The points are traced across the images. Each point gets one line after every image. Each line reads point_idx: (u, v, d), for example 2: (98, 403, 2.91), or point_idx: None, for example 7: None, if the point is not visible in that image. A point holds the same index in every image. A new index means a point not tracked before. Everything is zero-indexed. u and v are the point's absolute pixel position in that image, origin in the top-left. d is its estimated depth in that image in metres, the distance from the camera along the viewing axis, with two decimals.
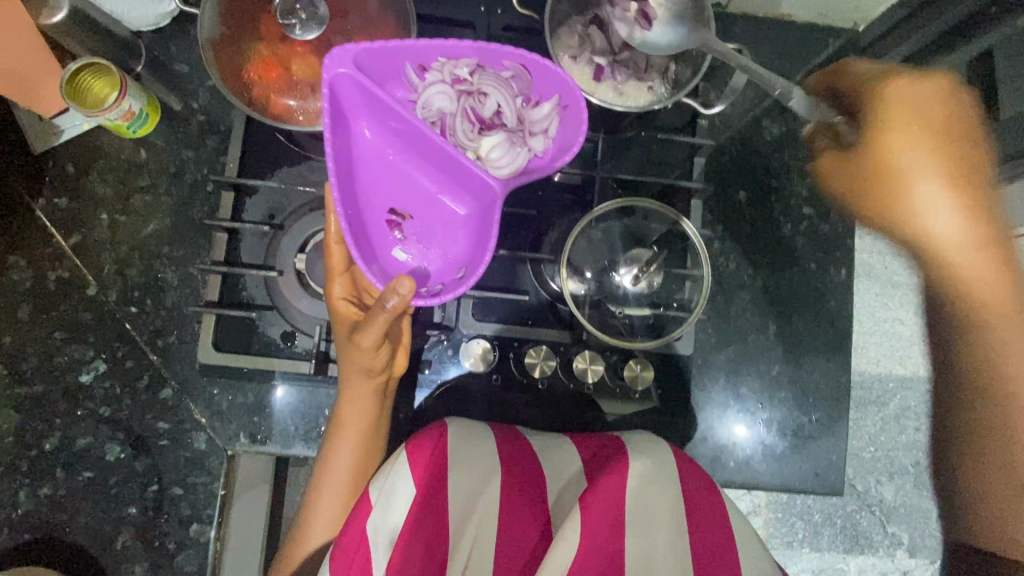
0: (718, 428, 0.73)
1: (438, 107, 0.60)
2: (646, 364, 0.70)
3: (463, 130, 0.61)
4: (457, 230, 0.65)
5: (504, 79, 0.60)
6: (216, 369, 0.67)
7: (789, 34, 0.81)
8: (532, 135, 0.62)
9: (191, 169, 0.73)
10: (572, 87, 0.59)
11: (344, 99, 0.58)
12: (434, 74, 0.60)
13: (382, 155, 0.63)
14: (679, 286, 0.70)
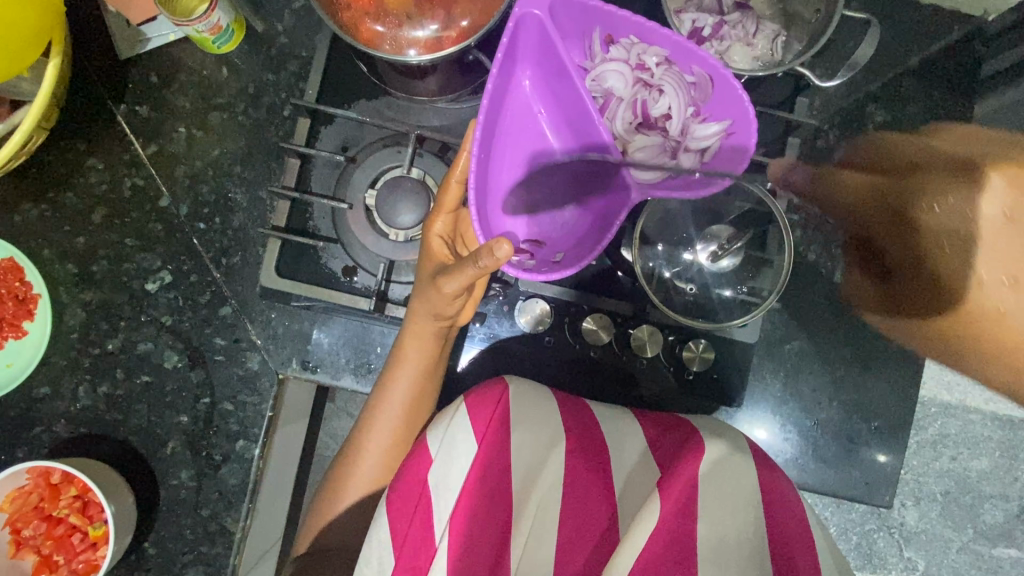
0: (771, 422, 0.71)
1: (608, 84, 0.63)
2: (707, 346, 0.68)
3: (623, 116, 0.65)
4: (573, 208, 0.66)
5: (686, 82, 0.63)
6: (277, 293, 0.68)
7: (910, 15, 0.74)
8: (684, 150, 0.65)
9: (270, 92, 0.72)
10: (749, 118, 0.60)
11: (525, 42, 0.60)
12: (619, 50, 0.63)
13: (535, 106, 0.65)
14: (754, 271, 0.66)
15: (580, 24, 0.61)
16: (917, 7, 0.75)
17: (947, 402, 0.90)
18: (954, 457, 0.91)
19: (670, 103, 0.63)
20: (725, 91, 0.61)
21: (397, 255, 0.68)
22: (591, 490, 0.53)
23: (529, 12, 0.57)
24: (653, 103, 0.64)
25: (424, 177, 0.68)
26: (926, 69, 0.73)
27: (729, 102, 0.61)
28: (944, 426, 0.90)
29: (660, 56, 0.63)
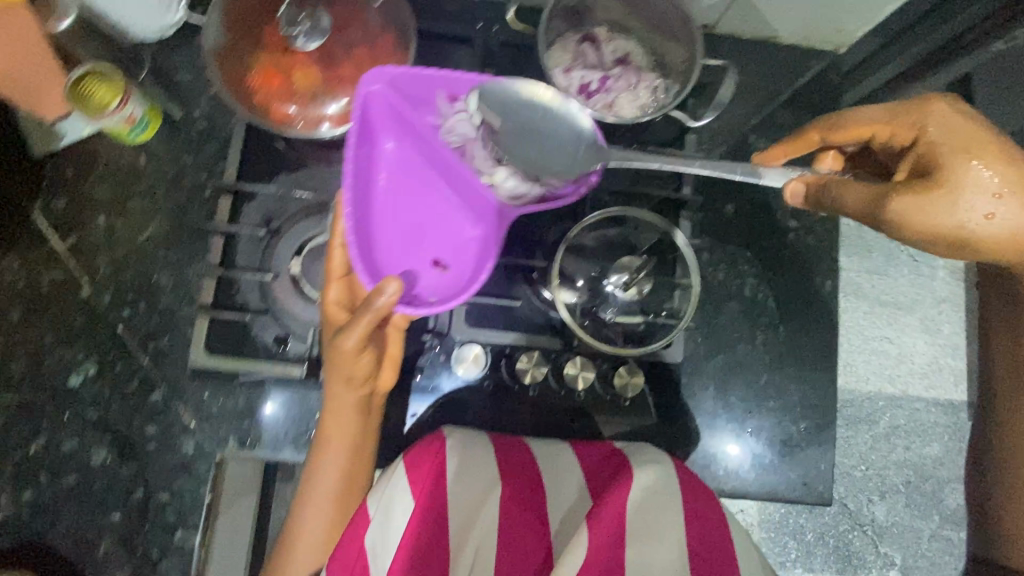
0: (711, 434, 0.74)
1: (460, 132, 0.61)
2: (634, 372, 0.71)
3: (481, 156, 0.62)
4: (463, 249, 0.67)
5: (534, 118, 0.59)
6: (210, 372, 0.68)
7: (774, 56, 0.85)
8: (551, 174, 0.62)
9: (190, 174, 0.73)
10: (597, 136, 0.58)
11: (376, 116, 0.61)
12: (465, 105, 0.59)
13: (406, 167, 0.66)
14: (668, 295, 0.72)
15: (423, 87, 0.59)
16: (781, 48, 0.85)
17: (891, 393, 0.95)
18: (908, 446, 0.94)
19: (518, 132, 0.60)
20: (571, 122, 0.58)
21: None
22: (532, 530, 0.54)
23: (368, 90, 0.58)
24: (499, 133, 0.59)
25: None
26: (795, 101, 0.83)
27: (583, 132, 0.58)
28: (893, 417, 0.94)
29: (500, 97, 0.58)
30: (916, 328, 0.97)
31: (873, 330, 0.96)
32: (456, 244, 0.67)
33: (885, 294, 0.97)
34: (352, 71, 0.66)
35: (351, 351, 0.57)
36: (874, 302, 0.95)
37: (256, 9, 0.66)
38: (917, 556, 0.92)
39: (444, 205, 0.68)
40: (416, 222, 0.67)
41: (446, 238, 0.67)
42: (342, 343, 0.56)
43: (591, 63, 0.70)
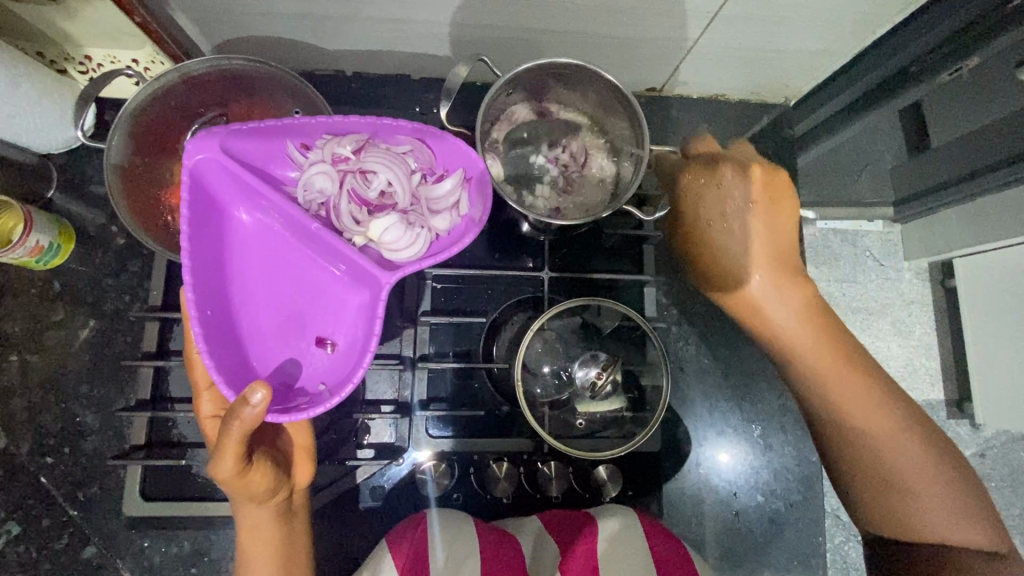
0: (707, 511, 0.72)
1: (319, 188, 0.56)
2: (613, 470, 0.67)
3: (349, 211, 0.57)
4: (349, 321, 0.59)
5: (397, 155, 0.57)
6: (148, 519, 0.62)
7: (723, 113, 0.84)
8: (433, 213, 0.58)
9: (112, 298, 0.67)
10: (473, 159, 0.57)
11: (215, 189, 0.54)
12: (317, 155, 0.56)
13: (265, 240, 0.58)
14: (637, 381, 0.68)
15: (265, 144, 0.55)
16: (727, 106, 0.84)
17: None
18: None
19: (386, 178, 0.56)
20: (443, 144, 0.57)
21: None
22: None
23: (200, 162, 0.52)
24: (367, 189, 0.57)
25: None
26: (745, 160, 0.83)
27: (455, 159, 0.58)
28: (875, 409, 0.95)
29: (358, 143, 0.57)
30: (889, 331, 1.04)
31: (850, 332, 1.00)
32: (340, 316, 0.59)
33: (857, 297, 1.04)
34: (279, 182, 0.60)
35: (239, 466, 0.52)
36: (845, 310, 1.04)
37: (168, 120, 0.59)
38: None
39: (316, 276, 0.59)
40: (285, 301, 0.58)
41: (325, 314, 0.59)
42: (219, 465, 0.50)
43: (552, 142, 0.67)
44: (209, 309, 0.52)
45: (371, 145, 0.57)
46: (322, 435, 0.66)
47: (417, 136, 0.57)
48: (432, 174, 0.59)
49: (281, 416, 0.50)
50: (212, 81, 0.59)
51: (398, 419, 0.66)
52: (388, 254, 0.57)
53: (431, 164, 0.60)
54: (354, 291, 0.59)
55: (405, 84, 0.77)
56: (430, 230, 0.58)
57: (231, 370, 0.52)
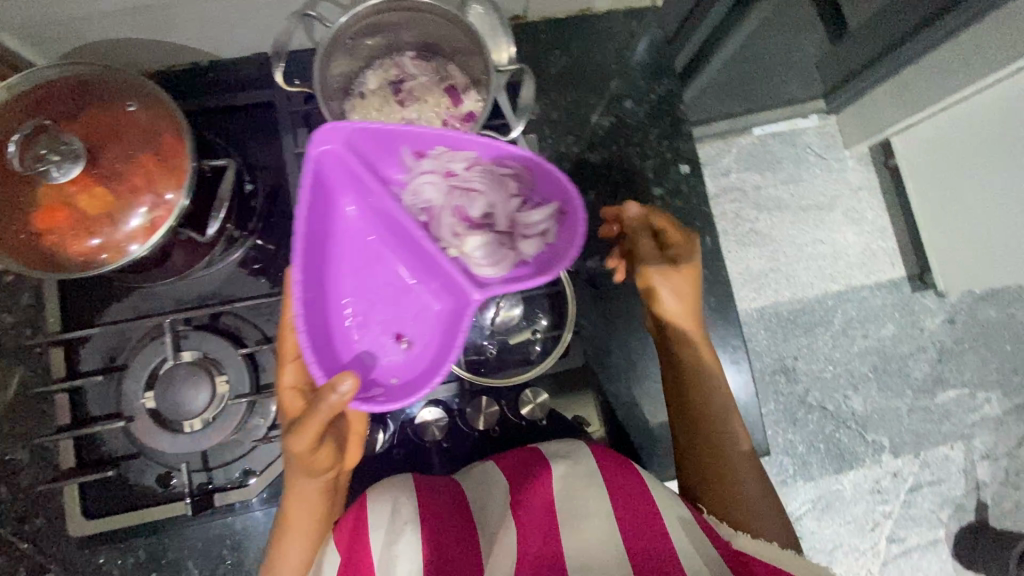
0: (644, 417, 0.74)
1: (426, 197, 0.57)
2: (540, 390, 0.68)
3: (450, 224, 0.59)
4: (429, 326, 0.59)
5: (500, 178, 0.58)
6: (95, 536, 0.63)
7: (596, 25, 0.82)
8: (525, 237, 0.59)
9: (13, 335, 0.67)
10: (572, 194, 0.56)
11: (330, 176, 0.55)
12: (429, 162, 0.56)
13: (361, 234, 0.60)
14: (544, 305, 0.70)
15: (385, 143, 0.55)
16: (597, 19, 0.82)
17: (840, 288, 1.33)
18: (862, 334, 1.32)
19: (491, 199, 0.58)
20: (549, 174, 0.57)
21: (200, 446, 0.62)
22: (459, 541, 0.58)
23: (322, 150, 0.53)
24: (472, 207, 0.59)
25: (198, 356, 0.63)
26: (629, 67, 0.81)
27: (557, 185, 0.58)
28: (843, 310, 1.32)
29: (469, 160, 0.57)
30: (844, 221, 1.36)
31: (802, 236, 1.34)
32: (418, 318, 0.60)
33: (789, 202, 1.35)
34: (145, 179, 0.59)
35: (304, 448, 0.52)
36: (795, 209, 1.35)
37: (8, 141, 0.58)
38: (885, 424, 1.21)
39: (411, 279, 0.61)
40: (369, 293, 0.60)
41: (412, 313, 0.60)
42: (298, 440, 0.51)
43: (414, 94, 0.65)
44: (312, 287, 0.53)
45: (479, 161, 0.57)
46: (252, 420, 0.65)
47: (525, 163, 0.57)
48: (531, 201, 0.60)
49: (364, 405, 0.50)
50: (52, 92, 0.59)
51: None
52: (480, 268, 0.58)
53: (530, 190, 0.60)
54: (448, 300, 0.59)
55: (263, 62, 0.74)
56: (518, 254, 0.59)
57: (325, 356, 0.53)
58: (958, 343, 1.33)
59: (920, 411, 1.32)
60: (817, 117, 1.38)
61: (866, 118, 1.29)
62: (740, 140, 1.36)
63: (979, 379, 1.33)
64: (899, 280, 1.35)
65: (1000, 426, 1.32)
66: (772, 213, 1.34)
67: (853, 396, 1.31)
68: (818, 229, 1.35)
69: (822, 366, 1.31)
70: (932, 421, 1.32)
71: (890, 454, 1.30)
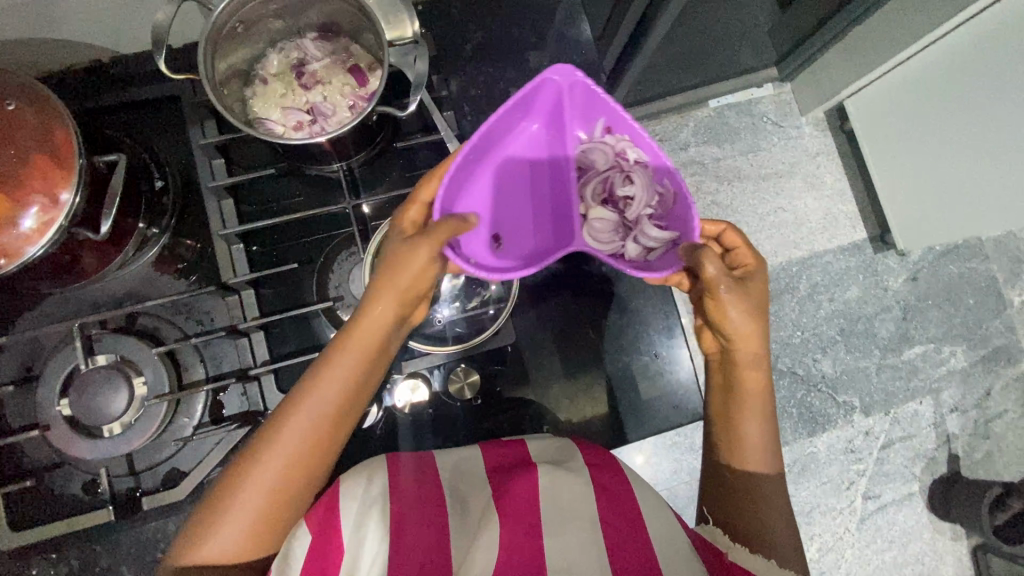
0: (580, 387, 0.75)
1: (592, 159, 0.64)
2: (469, 371, 0.70)
3: (594, 190, 0.64)
4: (520, 246, 0.67)
5: (653, 185, 0.62)
6: (22, 549, 0.61)
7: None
8: (637, 241, 0.63)
9: None
10: (695, 228, 0.59)
11: (541, 101, 0.63)
12: (611, 140, 0.64)
13: (540, 157, 0.67)
14: (473, 285, 0.71)
15: (591, 108, 0.63)
16: None
17: (800, 257, 1.23)
18: (828, 298, 1.21)
19: (635, 194, 0.62)
20: (687, 208, 0.61)
21: (121, 450, 0.61)
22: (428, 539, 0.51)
23: (548, 80, 0.61)
24: (620, 188, 0.63)
25: (113, 359, 0.62)
26: (545, 40, 0.81)
27: (679, 223, 0.62)
28: (809, 277, 1.21)
29: (642, 158, 0.62)
30: (804, 187, 1.25)
31: (766, 206, 1.24)
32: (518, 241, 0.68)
33: (748, 167, 1.25)
34: (36, 176, 0.55)
35: (402, 249, 0.54)
36: (757, 178, 1.24)
37: None
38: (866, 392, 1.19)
39: (539, 206, 0.69)
40: (505, 201, 0.67)
41: (514, 229, 0.67)
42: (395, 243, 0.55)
43: (316, 78, 0.64)
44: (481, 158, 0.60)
45: (643, 164, 0.63)
46: (176, 420, 0.64)
47: (675, 190, 0.61)
48: (660, 219, 0.63)
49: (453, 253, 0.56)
50: None
51: (246, 386, 0.65)
52: (584, 232, 0.65)
53: (665, 216, 0.63)
54: (552, 244, 0.68)
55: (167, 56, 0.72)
56: (624, 250, 0.64)
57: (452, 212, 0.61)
58: (923, 299, 1.22)
59: (889, 369, 1.20)
60: (772, 83, 1.27)
61: (821, 82, 1.17)
62: (697, 114, 1.24)
63: (960, 330, 1.21)
64: (861, 241, 1.24)
65: (969, 378, 1.20)
66: (733, 184, 1.24)
67: (823, 359, 1.20)
68: (779, 198, 1.24)
69: (790, 331, 1.20)
70: (901, 378, 1.20)
71: (862, 414, 1.18)
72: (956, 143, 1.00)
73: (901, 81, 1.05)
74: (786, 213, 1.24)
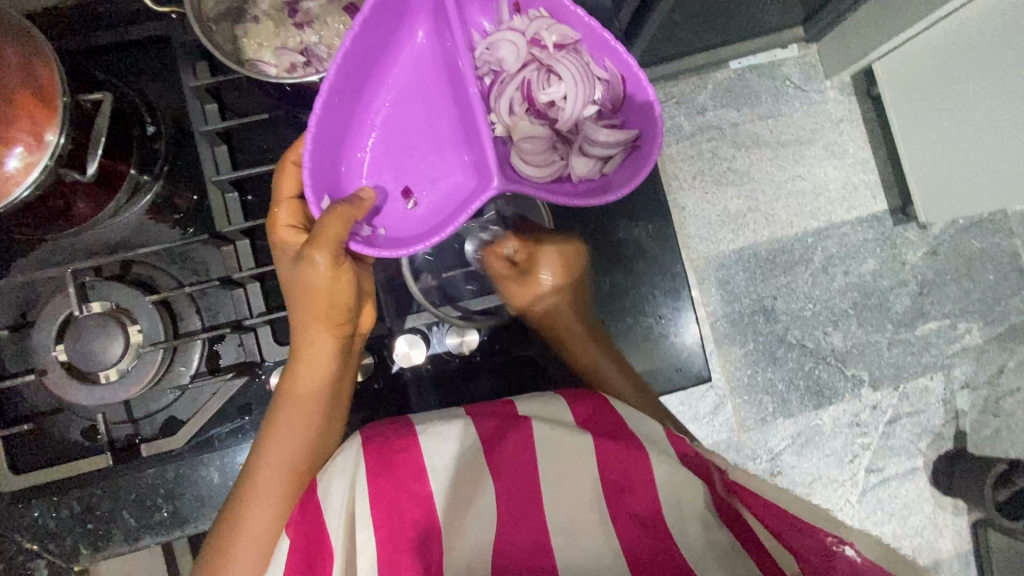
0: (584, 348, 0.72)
1: (501, 56, 0.60)
2: (468, 327, 0.68)
3: (513, 100, 0.62)
4: (439, 189, 0.61)
5: (586, 75, 0.59)
6: (26, 490, 0.62)
7: None
8: (580, 153, 0.62)
9: None
10: (654, 124, 0.58)
11: None
12: (520, 23, 0.60)
13: (430, 63, 0.62)
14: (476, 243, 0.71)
15: None
16: None
17: (817, 227, 1.18)
18: (841, 271, 1.17)
19: (567, 97, 0.60)
20: (641, 92, 0.59)
21: (118, 396, 0.60)
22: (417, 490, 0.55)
23: None
24: (542, 91, 0.61)
25: (107, 307, 0.61)
26: None
27: (631, 114, 0.61)
28: (824, 248, 1.17)
29: (563, 40, 0.60)
30: (825, 155, 1.20)
31: (784, 173, 1.19)
32: (435, 182, 0.62)
33: (767, 133, 1.19)
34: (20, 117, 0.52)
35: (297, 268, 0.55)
36: (776, 145, 1.19)
37: None
38: (878, 366, 1.17)
39: (445, 136, 0.62)
40: (404, 136, 0.62)
41: (423, 172, 0.62)
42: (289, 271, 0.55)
43: (308, 18, 0.61)
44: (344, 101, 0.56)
45: (577, 49, 0.61)
46: (172, 368, 0.64)
47: (619, 75, 0.60)
48: (604, 117, 0.62)
49: (363, 246, 0.54)
50: None
51: (242, 335, 0.65)
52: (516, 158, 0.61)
53: (614, 112, 0.62)
54: (471, 176, 0.61)
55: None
56: (566, 167, 0.62)
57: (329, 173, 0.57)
58: (941, 274, 1.18)
59: (901, 345, 1.17)
60: (796, 45, 1.20)
61: (849, 42, 1.10)
62: (716, 76, 1.19)
63: (977, 307, 1.17)
64: (881, 212, 1.19)
65: (982, 355, 1.17)
66: (751, 150, 1.19)
67: (833, 332, 1.17)
68: (799, 165, 1.19)
69: (802, 304, 1.17)
70: (913, 353, 1.17)
71: (870, 388, 1.16)
72: (979, 118, 0.96)
73: (933, 41, 0.97)
74: (805, 178, 1.19)
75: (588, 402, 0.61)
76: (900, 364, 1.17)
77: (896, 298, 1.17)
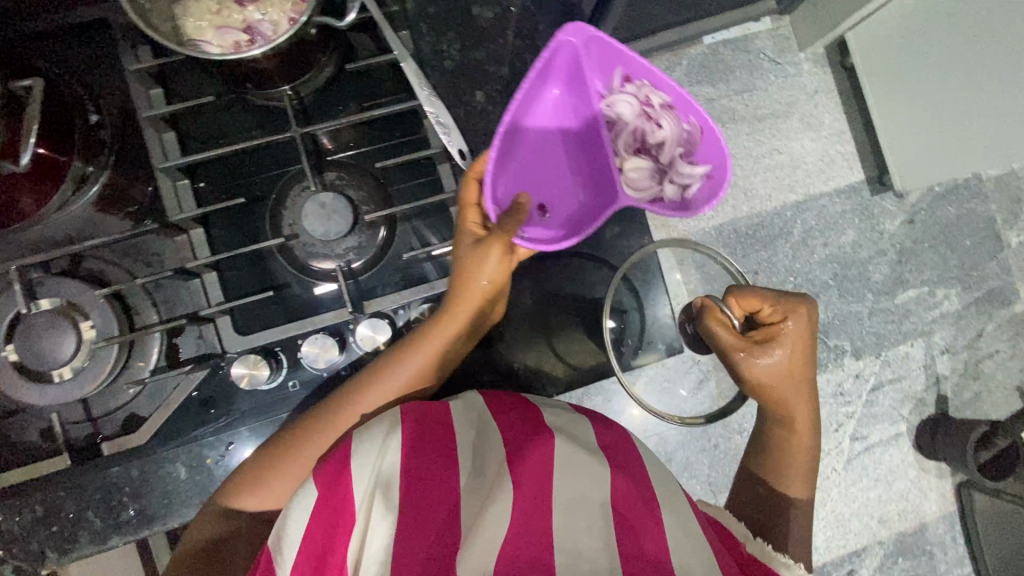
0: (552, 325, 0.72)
1: (616, 108, 0.67)
2: (435, 309, 0.65)
3: (624, 141, 0.69)
4: (568, 202, 0.71)
5: (680, 129, 0.68)
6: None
7: None
8: (670, 181, 0.69)
9: None
10: (725, 161, 0.67)
11: (557, 59, 0.64)
12: (630, 89, 0.67)
13: (564, 117, 0.70)
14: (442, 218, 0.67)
15: (605, 58, 0.66)
16: None
17: (795, 200, 1.18)
18: (822, 244, 1.17)
19: (669, 136, 0.67)
20: (714, 139, 0.67)
21: (72, 395, 0.59)
22: (442, 474, 0.52)
23: (566, 42, 0.63)
24: (650, 134, 0.68)
25: (56, 303, 0.59)
26: None
27: (705, 146, 0.68)
28: (803, 221, 1.17)
29: (664, 100, 0.67)
30: (801, 128, 1.19)
31: (760, 148, 1.18)
32: (562, 199, 0.71)
33: (743, 108, 1.18)
34: None
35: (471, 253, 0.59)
36: (752, 119, 1.18)
37: None
38: (860, 337, 1.17)
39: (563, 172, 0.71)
40: (534, 170, 0.69)
41: (554, 193, 0.70)
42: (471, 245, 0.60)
43: None
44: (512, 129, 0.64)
45: (669, 105, 0.68)
46: (130, 364, 0.62)
47: (699, 124, 0.67)
48: (687, 154, 0.69)
49: (527, 242, 0.61)
50: None
51: (201, 327, 0.63)
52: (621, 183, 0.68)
53: (694, 149, 0.69)
54: (587, 195, 0.71)
55: None
56: (660, 194, 0.69)
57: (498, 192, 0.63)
58: (918, 243, 1.18)
59: (881, 314, 1.17)
60: (768, 18, 1.19)
61: (819, 12, 1.09)
62: (689, 52, 1.17)
63: (955, 273, 1.18)
64: (858, 182, 1.19)
65: (961, 320, 1.18)
66: (727, 126, 1.18)
67: None
68: (775, 139, 1.19)
69: (783, 278, 1.16)
70: (894, 321, 1.17)
71: (853, 358, 1.16)
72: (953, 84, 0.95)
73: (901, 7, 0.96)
74: (781, 151, 1.18)
75: (615, 433, 0.60)
76: (881, 333, 1.17)
77: (876, 268, 1.18)
